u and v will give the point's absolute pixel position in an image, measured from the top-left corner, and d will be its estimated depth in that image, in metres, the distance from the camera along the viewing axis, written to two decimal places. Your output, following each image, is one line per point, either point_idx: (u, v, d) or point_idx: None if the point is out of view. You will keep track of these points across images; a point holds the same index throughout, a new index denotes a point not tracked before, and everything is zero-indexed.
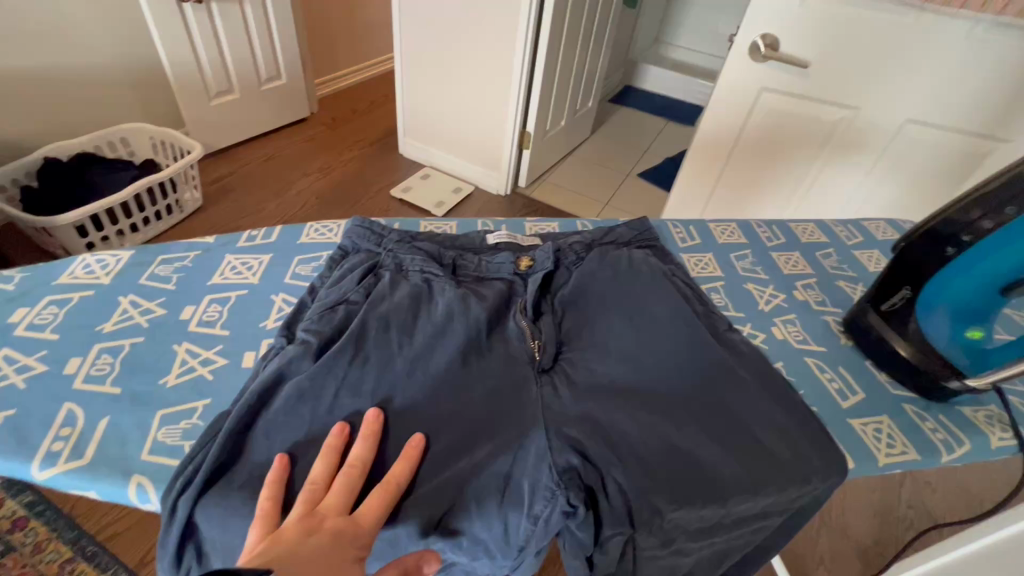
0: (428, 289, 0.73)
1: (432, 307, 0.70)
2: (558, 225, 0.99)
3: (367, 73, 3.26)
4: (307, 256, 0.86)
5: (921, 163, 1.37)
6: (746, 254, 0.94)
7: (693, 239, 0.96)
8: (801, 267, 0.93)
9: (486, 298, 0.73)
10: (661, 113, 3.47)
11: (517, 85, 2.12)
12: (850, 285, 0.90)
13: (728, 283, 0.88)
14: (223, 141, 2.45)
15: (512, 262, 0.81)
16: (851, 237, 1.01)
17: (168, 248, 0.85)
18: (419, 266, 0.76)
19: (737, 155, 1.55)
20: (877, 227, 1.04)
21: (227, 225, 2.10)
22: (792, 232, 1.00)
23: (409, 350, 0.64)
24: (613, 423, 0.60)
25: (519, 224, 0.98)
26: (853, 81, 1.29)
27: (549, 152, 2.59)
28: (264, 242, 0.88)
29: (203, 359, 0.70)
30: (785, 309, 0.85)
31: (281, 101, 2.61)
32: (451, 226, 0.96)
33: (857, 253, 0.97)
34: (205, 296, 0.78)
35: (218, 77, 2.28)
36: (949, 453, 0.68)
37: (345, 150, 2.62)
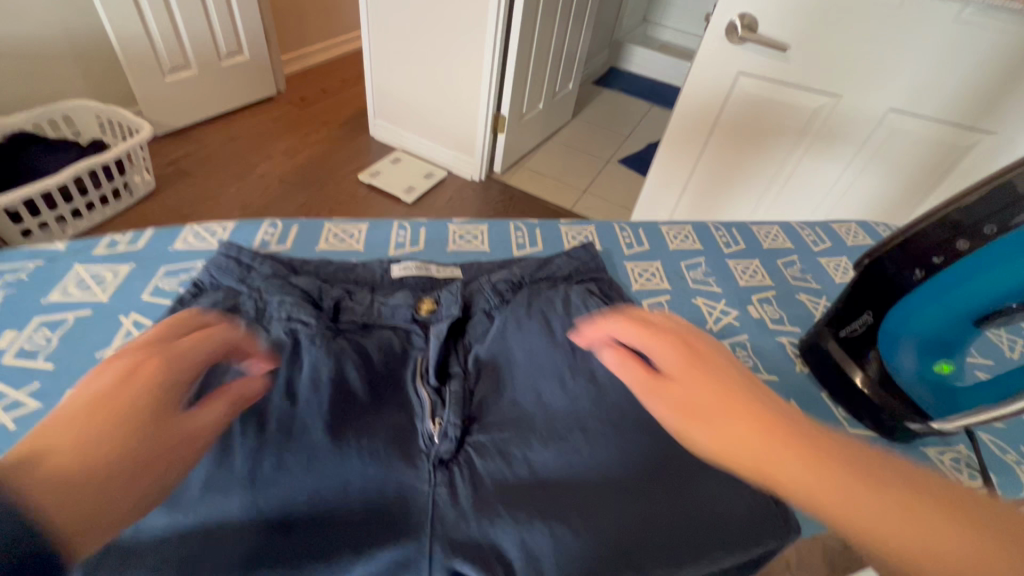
0: (293, 342, 0.65)
1: (299, 367, 0.62)
2: (486, 226, 0.95)
3: (339, 50, 3.11)
4: (172, 269, 0.82)
5: (903, 154, 1.30)
6: (699, 262, 0.89)
7: (642, 245, 0.91)
8: (759, 279, 0.87)
9: (367, 351, 0.67)
10: (646, 97, 3.37)
11: (489, 65, 2.01)
12: (811, 299, 0.85)
13: (675, 298, 0.83)
14: (179, 119, 2.31)
15: (406, 306, 0.74)
16: (818, 243, 0.95)
17: (8, 257, 0.79)
18: (285, 312, 0.68)
19: (714, 143, 1.47)
20: (847, 230, 0.99)
21: (182, 210, 1.98)
22: (753, 236, 0.95)
23: (270, 416, 0.56)
24: (536, 536, 0.50)
25: (445, 224, 0.94)
26: (836, 67, 1.21)
27: (526, 136, 2.49)
28: (127, 250, 0.84)
29: (10, 402, 0.64)
30: (735, 329, 0.79)
31: (243, 78, 2.47)
32: (361, 227, 0.92)
33: (822, 261, 0.92)
34: (36, 318, 0.73)
35: (172, 52, 2.13)
36: None
37: (312, 131, 2.49)
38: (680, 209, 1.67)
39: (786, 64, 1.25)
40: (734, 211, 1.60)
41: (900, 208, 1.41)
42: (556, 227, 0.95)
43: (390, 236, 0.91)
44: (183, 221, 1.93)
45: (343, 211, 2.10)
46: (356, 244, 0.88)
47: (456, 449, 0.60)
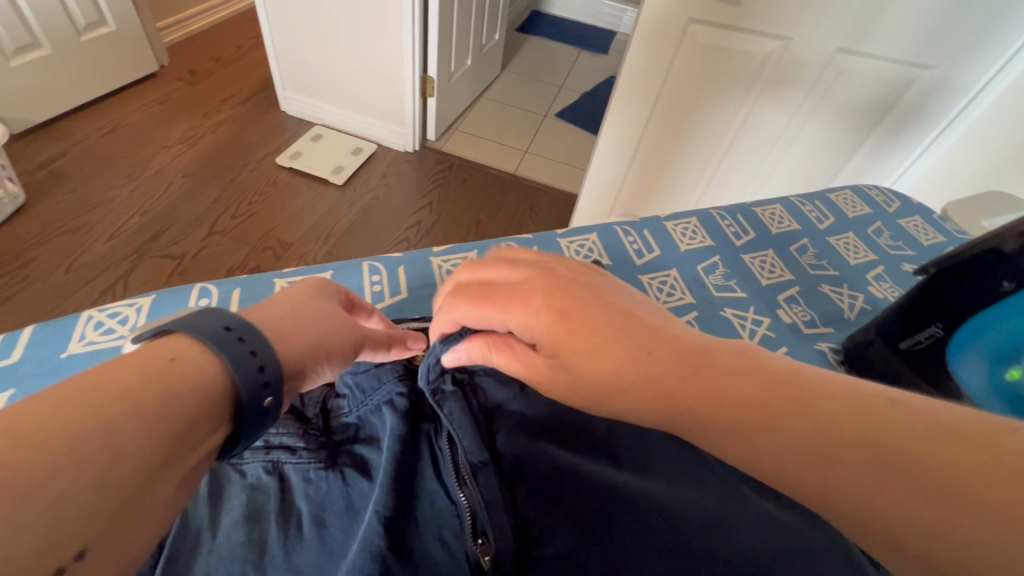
0: (280, 483, 0.47)
1: (298, 511, 0.45)
2: (475, 251, 0.83)
3: (225, 11, 2.69)
4: None
5: (850, 96, 1.30)
6: (716, 264, 0.84)
7: (651, 249, 0.85)
8: (779, 273, 0.85)
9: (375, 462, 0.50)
10: (573, 41, 3.22)
11: (410, 24, 1.80)
12: (834, 290, 0.84)
13: (702, 310, 0.77)
14: (40, 112, 1.92)
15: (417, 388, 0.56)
16: (823, 220, 0.95)
17: None
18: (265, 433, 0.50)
19: (664, 98, 1.40)
20: (844, 200, 1.00)
21: (67, 222, 1.68)
22: (760, 222, 0.93)
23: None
24: None
25: (424, 257, 0.81)
26: (784, 7, 1.16)
27: (457, 97, 2.30)
28: None
29: None
30: (772, 340, 0.75)
31: (112, 54, 2.08)
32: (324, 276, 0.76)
33: (832, 241, 0.91)
34: None
35: (12, 30, 1.73)
36: None
37: (212, 112, 2.17)
38: (631, 167, 1.60)
39: (736, 7, 1.18)
40: (688, 165, 1.56)
41: (845, 149, 1.42)
42: (552, 241, 0.84)
43: (360, 283, 0.75)
44: (73, 237, 1.64)
45: (267, 204, 1.87)
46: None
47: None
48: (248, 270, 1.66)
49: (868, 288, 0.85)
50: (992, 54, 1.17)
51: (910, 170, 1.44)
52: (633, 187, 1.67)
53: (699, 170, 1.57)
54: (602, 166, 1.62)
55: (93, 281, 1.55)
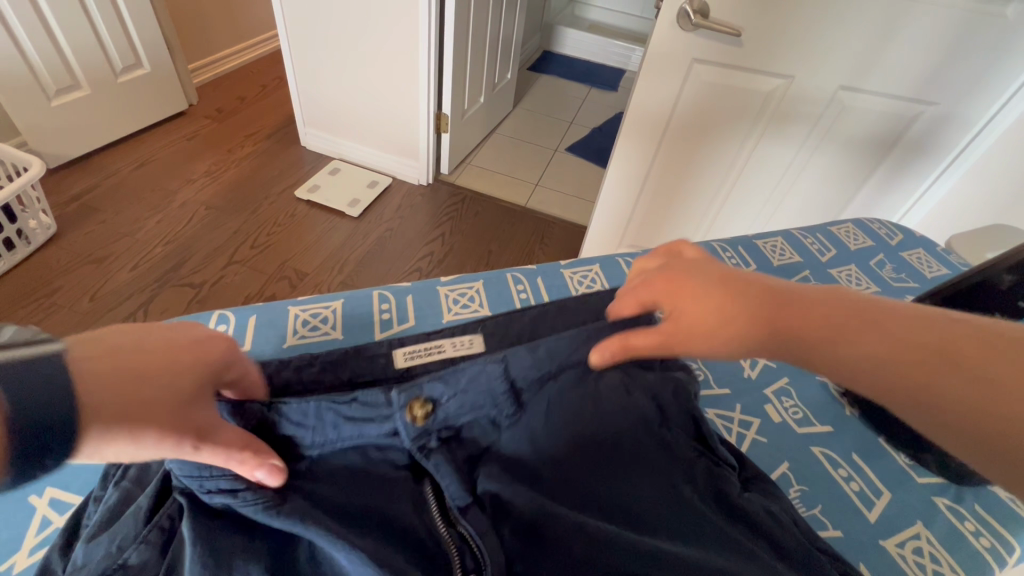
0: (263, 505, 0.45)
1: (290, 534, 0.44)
2: (481, 281, 0.85)
3: (253, 54, 2.85)
4: None
5: (854, 131, 1.32)
6: None
7: None
8: None
9: (365, 478, 0.48)
10: (583, 78, 3.34)
11: (425, 63, 1.88)
12: None
13: None
14: (75, 147, 2.02)
15: (453, 394, 0.51)
16: (824, 251, 0.96)
17: None
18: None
19: (670, 135, 1.43)
20: (845, 232, 1.01)
21: (93, 252, 1.74)
22: (761, 255, 0.93)
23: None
24: None
25: (433, 286, 0.83)
26: (787, 49, 1.20)
27: (470, 133, 2.38)
28: None
29: None
30: (774, 375, 0.76)
31: (146, 93, 2.20)
32: (336, 304, 0.78)
33: (834, 271, 0.92)
34: None
35: (55, 71, 1.85)
36: (1000, 564, 0.61)
37: (236, 147, 2.27)
38: (640, 202, 1.63)
39: (738, 49, 1.22)
40: (696, 199, 1.59)
41: (852, 184, 1.44)
42: (556, 271, 0.87)
43: (371, 311, 0.77)
44: (99, 266, 1.70)
45: (285, 234, 1.93)
46: (335, 329, 0.74)
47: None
48: (265, 299, 1.70)
49: None
50: (994, 93, 1.20)
51: (921, 202, 1.44)
52: (641, 221, 1.69)
53: (709, 204, 1.59)
54: (611, 202, 1.65)
55: (115, 309, 1.60)
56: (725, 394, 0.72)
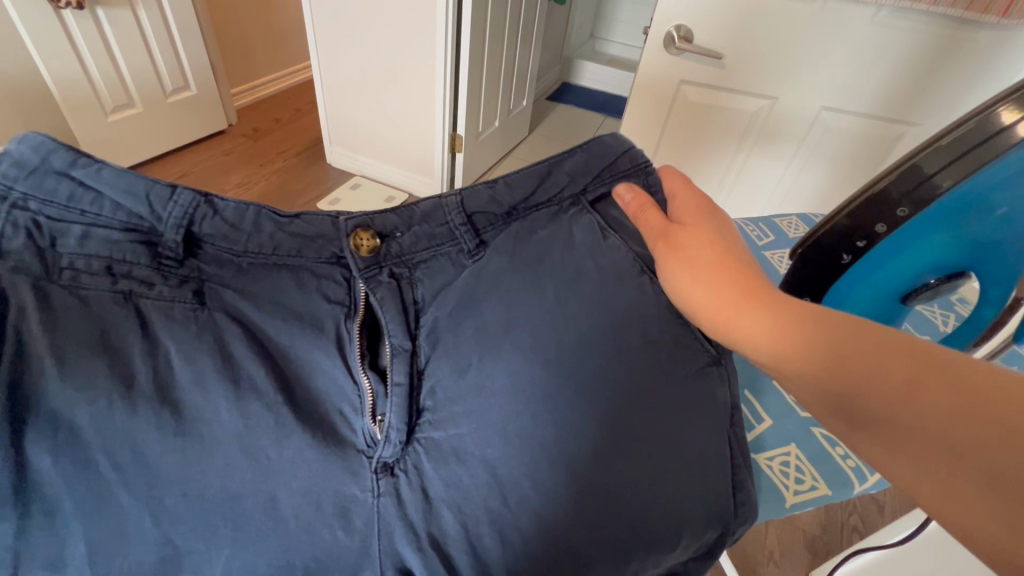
0: (141, 313, 0.41)
1: (175, 352, 0.40)
2: None
3: (290, 81, 3.09)
4: None
5: (838, 149, 1.37)
6: None
7: None
8: None
9: (284, 289, 0.48)
10: (599, 109, 3.48)
11: (441, 86, 2.03)
12: None
13: None
14: (124, 158, 2.23)
15: (407, 230, 0.53)
16: (762, 237, 1.01)
17: None
18: (110, 248, 0.42)
19: (662, 152, 1.52)
20: (788, 222, 1.05)
21: None
22: None
23: (168, 433, 0.38)
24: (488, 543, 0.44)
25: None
26: (770, 72, 1.28)
27: (484, 154, 2.51)
28: None
29: None
30: None
31: (190, 113, 2.41)
32: None
33: (767, 254, 0.97)
34: None
35: (113, 90, 2.07)
36: (860, 482, 0.63)
37: (267, 162, 2.45)
38: None
39: (723, 72, 1.30)
40: None
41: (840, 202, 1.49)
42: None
43: None
44: None
45: None
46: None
47: (403, 447, 0.47)
48: None
49: None
50: None
51: None
52: None
53: None
54: None
55: None
56: None
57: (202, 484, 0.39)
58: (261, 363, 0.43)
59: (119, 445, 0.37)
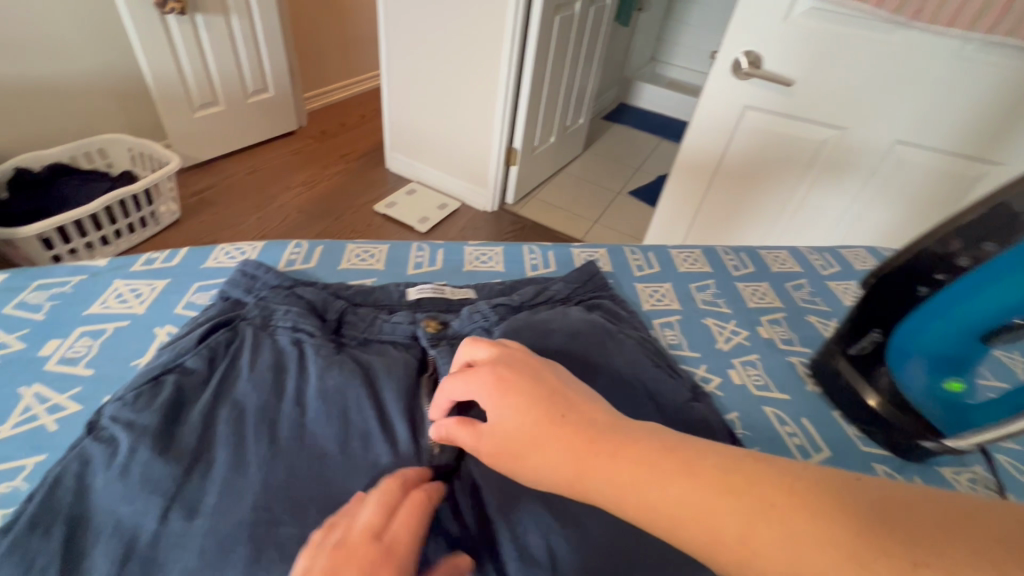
0: (299, 353, 0.64)
1: (318, 392, 0.60)
2: (502, 248, 0.96)
3: (357, 88, 3.24)
4: (206, 284, 0.83)
5: (909, 185, 1.31)
6: (708, 285, 0.93)
7: (652, 266, 0.96)
8: (769, 300, 0.92)
9: (380, 351, 0.69)
10: (656, 131, 3.46)
11: (502, 100, 2.08)
12: (821, 320, 0.90)
13: (685, 317, 0.87)
14: (204, 151, 2.40)
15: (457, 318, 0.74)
16: (826, 267, 1.02)
17: (50, 271, 0.82)
18: (292, 322, 0.68)
19: (720, 178, 1.49)
20: (855, 254, 1.06)
21: (201, 238, 2.04)
22: (762, 260, 1.01)
23: (290, 429, 0.56)
24: None
25: (460, 247, 0.96)
26: (842, 102, 1.24)
27: (537, 168, 2.54)
28: (162, 267, 0.85)
29: (50, 406, 0.65)
30: (746, 348, 0.83)
31: (266, 113, 2.57)
32: (382, 249, 0.93)
33: (831, 283, 0.98)
34: (76, 328, 0.74)
35: (202, 88, 2.25)
36: None
37: (331, 163, 2.58)
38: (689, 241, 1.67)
39: (792, 98, 1.28)
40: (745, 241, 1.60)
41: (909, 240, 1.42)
42: (567, 249, 0.98)
43: (409, 260, 0.91)
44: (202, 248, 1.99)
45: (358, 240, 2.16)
46: (377, 263, 0.90)
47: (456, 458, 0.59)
48: None
49: None
50: None
51: None
52: None
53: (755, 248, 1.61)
54: (658, 236, 1.71)
55: None
56: (695, 356, 0.80)
57: (305, 470, 0.53)
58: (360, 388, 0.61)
59: (260, 435, 0.55)
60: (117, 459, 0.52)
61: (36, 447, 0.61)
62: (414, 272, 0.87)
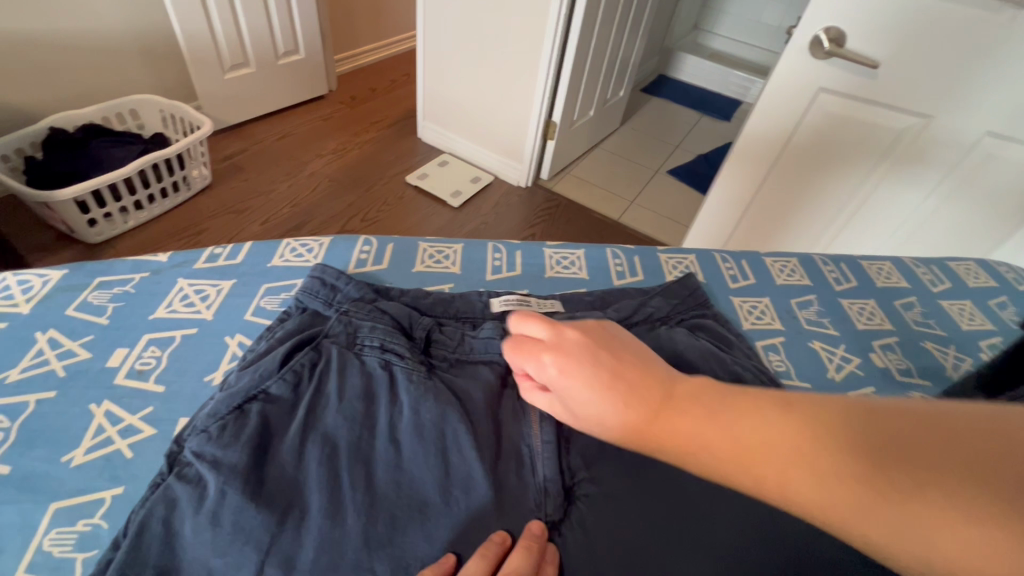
0: (388, 378, 0.62)
1: (417, 424, 0.58)
2: (582, 251, 0.92)
3: (388, 52, 3.13)
4: (274, 288, 0.81)
5: (995, 181, 1.21)
6: (810, 300, 0.88)
7: (746, 277, 0.90)
8: (877, 321, 0.86)
9: (471, 375, 0.66)
10: (698, 105, 3.29)
11: (545, 71, 1.98)
12: (939, 348, 0.84)
13: (789, 338, 0.81)
14: (235, 114, 2.35)
15: None
16: (937, 283, 0.95)
17: (111, 267, 0.81)
18: (378, 341, 0.65)
19: (780, 166, 1.41)
20: (967, 270, 0.99)
21: (234, 204, 2.02)
22: (865, 274, 0.94)
23: (388, 467, 0.56)
24: None
25: (538, 248, 0.91)
26: (928, 87, 1.13)
27: (575, 142, 2.44)
28: (227, 263, 0.84)
29: (123, 426, 0.65)
30: (859, 378, 0.77)
31: (297, 77, 2.50)
32: (456, 249, 0.90)
33: (946, 304, 0.91)
34: (143, 335, 0.74)
35: (233, 49, 2.18)
36: None
37: (363, 131, 2.51)
38: (739, 229, 1.59)
39: (873, 82, 1.17)
40: (801, 232, 1.52)
41: (985, 238, 1.31)
42: (654, 254, 0.92)
43: (485, 261, 0.87)
44: (238, 216, 1.98)
45: (391, 214, 2.10)
46: (452, 266, 0.86)
47: (566, 504, 0.59)
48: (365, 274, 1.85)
49: (979, 353, 0.84)
50: None
51: None
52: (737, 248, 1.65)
53: (813, 241, 1.52)
54: (707, 223, 1.63)
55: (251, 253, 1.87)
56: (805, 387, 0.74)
57: (405, 515, 0.53)
58: (462, 423, 0.58)
59: (357, 474, 0.55)
60: (206, 504, 0.51)
61: (115, 478, 0.61)
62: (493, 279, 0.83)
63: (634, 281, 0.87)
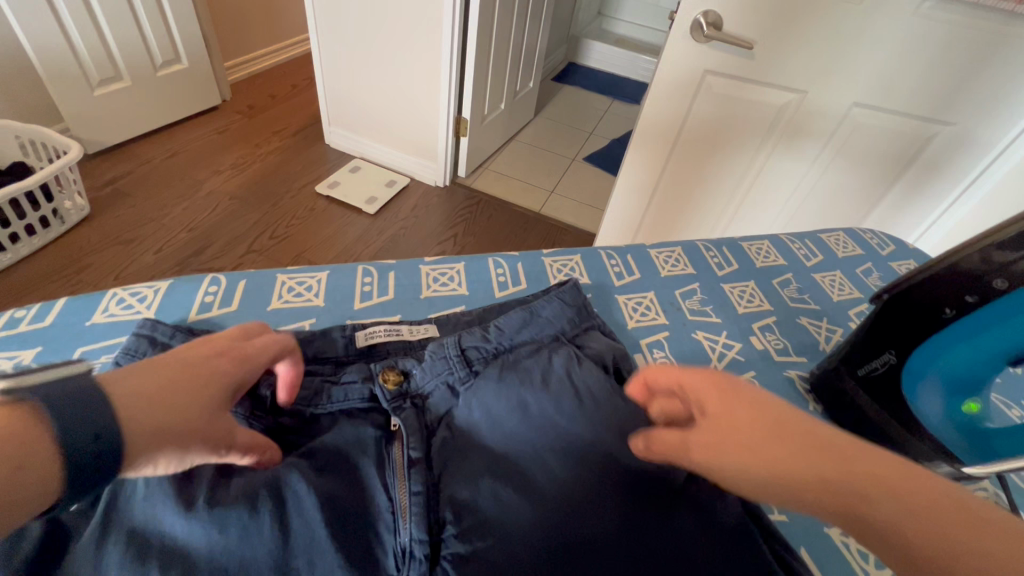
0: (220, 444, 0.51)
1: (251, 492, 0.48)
2: (463, 264, 0.90)
3: (285, 54, 2.94)
4: (92, 349, 0.69)
5: (867, 146, 1.30)
6: (693, 289, 0.90)
7: (631, 272, 0.92)
8: (757, 303, 0.90)
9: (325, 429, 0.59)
10: (607, 90, 3.36)
11: (448, 68, 1.94)
12: (813, 322, 0.88)
13: (673, 332, 0.83)
14: (109, 133, 2.11)
15: (420, 366, 0.66)
16: (810, 257, 1.01)
17: None
18: None
19: (679, 148, 1.45)
20: (836, 240, 1.06)
21: (121, 234, 1.83)
22: (745, 255, 0.99)
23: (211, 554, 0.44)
24: None
25: (414, 268, 0.88)
26: (801, 65, 1.20)
27: (489, 137, 2.41)
28: (30, 327, 0.70)
29: None
30: (741, 364, 0.80)
31: (181, 89, 2.30)
32: (319, 276, 0.84)
33: (817, 276, 0.97)
34: None
35: (100, 63, 1.96)
36: None
37: (263, 142, 2.35)
38: (650, 210, 1.63)
39: (752, 62, 1.22)
40: (707, 208, 1.57)
41: (865, 202, 1.42)
42: (538, 258, 0.93)
43: (353, 287, 0.83)
44: (125, 247, 1.79)
45: (302, 229, 1.98)
46: (315, 298, 0.80)
47: (429, 568, 0.49)
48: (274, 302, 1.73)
49: (848, 322, 0.89)
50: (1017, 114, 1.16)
51: (937, 225, 1.40)
52: (651, 229, 1.69)
53: (718, 216, 1.58)
54: (620, 208, 1.66)
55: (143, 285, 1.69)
56: None
57: None
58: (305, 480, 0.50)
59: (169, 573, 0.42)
60: None
61: None
62: (360, 308, 0.78)
63: (517, 290, 0.86)
